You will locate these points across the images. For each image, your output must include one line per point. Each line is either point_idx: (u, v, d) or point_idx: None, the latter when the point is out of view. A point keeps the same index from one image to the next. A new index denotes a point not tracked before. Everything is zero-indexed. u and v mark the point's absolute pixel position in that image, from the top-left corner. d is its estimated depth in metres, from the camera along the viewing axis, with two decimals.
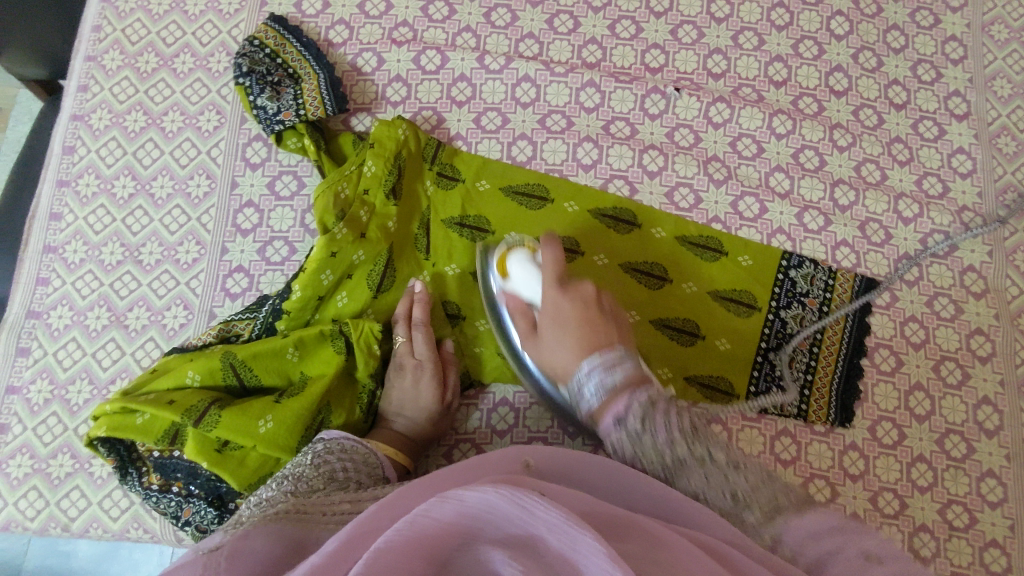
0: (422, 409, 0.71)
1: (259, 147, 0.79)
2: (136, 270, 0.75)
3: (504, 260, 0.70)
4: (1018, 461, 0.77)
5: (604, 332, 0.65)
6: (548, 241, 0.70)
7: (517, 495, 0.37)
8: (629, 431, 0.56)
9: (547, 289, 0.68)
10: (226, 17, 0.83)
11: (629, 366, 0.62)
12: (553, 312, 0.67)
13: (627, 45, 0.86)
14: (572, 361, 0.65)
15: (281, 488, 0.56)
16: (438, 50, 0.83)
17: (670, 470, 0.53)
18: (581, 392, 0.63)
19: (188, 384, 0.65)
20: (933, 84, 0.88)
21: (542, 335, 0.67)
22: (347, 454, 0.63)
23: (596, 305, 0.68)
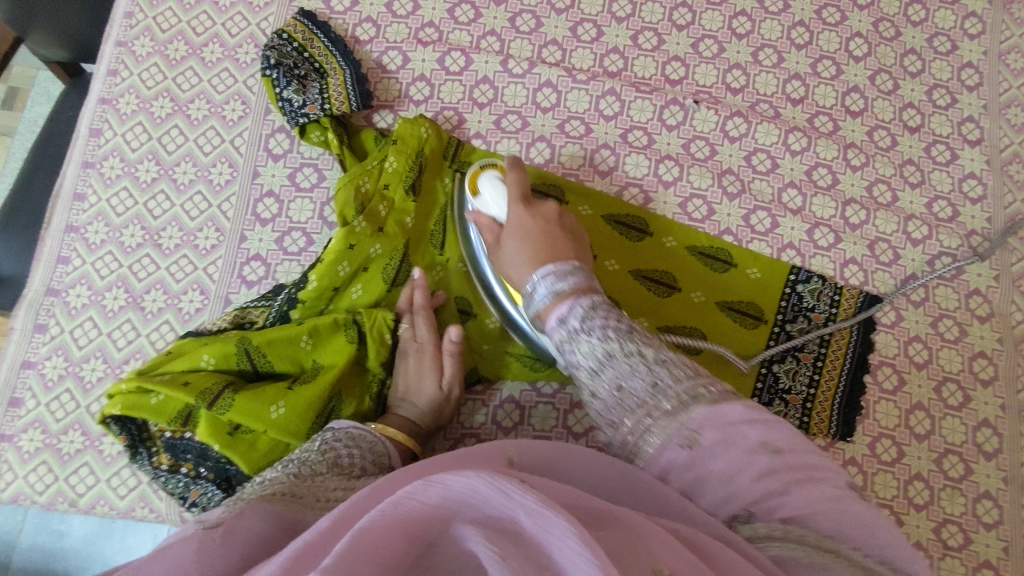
0: (421, 397, 0.71)
1: (282, 138, 0.80)
2: (155, 253, 0.76)
3: (475, 178, 0.72)
4: (1015, 484, 0.78)
5: (560, 248, 0.66)
6: (516, 164, 0.71)
7: (498, 481, 0.35)
8: (569, 329, 0.57)
9: (511, 204, 0.69)
10: (256, 10, 0.84)
11: (581, 276, 0.61)
12: (513, 224, 0.68)
13: (648, 56, 0.87)
14: (524, 269, 0.65)
15: (285, 471, 0.57)
16: (463, 52, 0.84)
17: (597, 364, 0.55)
18: (531, 295, 0.62)
19: (203, 367, 0.66)
20: (947, 109, 0.89)
21: (504, 243, 0.68)
22: (355, 441, 0.64)
23: (557, 224, 0.69)
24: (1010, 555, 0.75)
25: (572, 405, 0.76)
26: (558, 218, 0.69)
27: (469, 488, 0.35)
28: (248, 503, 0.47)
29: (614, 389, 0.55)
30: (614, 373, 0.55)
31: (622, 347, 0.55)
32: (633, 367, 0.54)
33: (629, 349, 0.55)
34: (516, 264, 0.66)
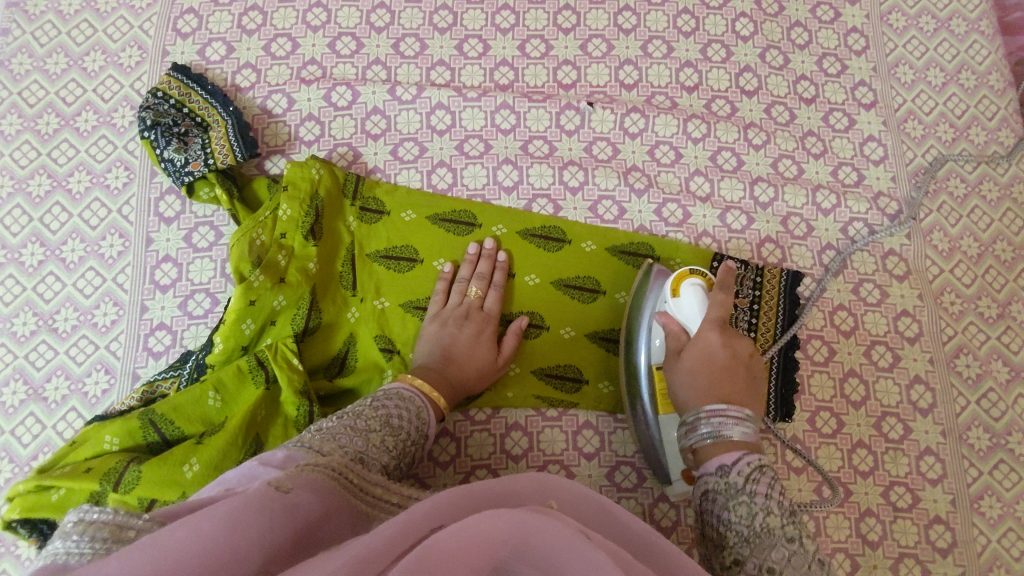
0: (461, 350, 0.71)
1: (173, 200, 0.77)
2: (51, 338, 0.73)
3: (680, 279, 0.69)
4: (953, 436, 0.79)
5: (735, 388, 0.63)
6: (724, 284, 0.69)
7: (563, 530, 0.36)
8: (727, 483, 0.56)
9: (705, 325, 0.66)
10: (128, 70, 0.82)
11: (748, 430, 0.60)
12: (698, 343, 0.66)
13: (538, 64, 0.87)
14: (694, 400, 0.63)
15: (340, 421, 0.58)
16: (348, 85, 0.83)
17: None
18: (693, 428, 0.62)
19: (107, 449, 0.63)
20: (839, 76, 0.91)
21: (682, 358, 0.66)
22: (404, 403, 0.63)
23: (741, 364, 0.65)
24: (958, 507, 0.76)
25: (508, 428, 0.75)
26: (749, 360, 0.66)
27: (544, 529, 0.36)
28: (300, 469, 0.47)
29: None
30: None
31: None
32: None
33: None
34: (689, 394, 0.64)
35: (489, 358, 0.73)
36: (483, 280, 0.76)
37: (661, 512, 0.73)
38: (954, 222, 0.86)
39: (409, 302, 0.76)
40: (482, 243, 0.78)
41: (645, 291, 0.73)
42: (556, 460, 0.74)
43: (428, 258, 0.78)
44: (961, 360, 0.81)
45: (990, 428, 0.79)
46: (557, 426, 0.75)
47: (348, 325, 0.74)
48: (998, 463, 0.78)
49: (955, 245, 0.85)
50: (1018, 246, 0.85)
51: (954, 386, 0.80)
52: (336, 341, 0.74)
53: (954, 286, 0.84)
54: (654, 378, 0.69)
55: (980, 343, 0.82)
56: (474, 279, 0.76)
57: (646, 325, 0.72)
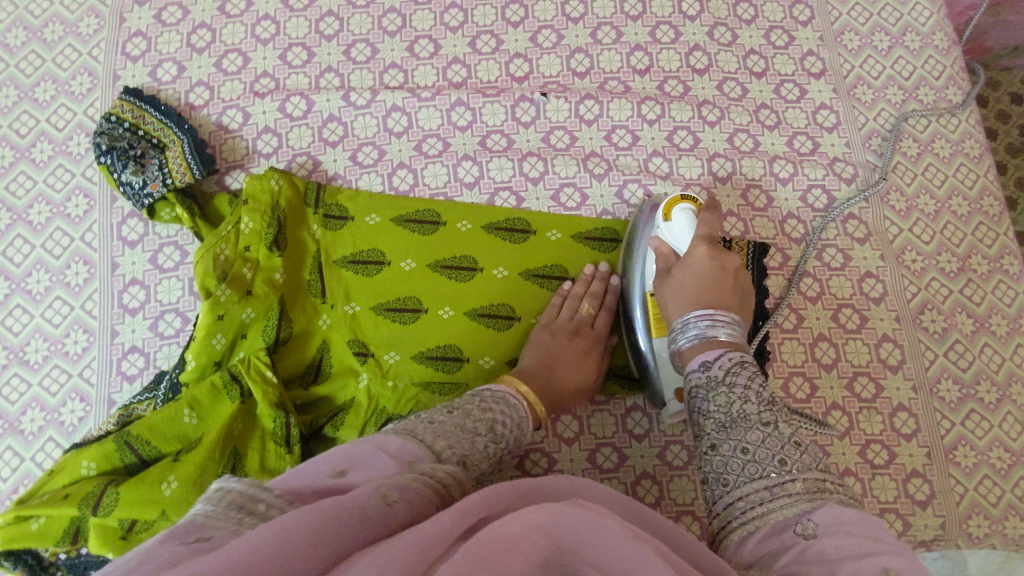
0: (564, 360, 0.72)
1: (135, 223, 0.77)
2: (23, 371, 0.74)
3: (669, 206, 0.72)
4: (924, 390, 0.80)
5: (723, 291, 0.63)
6: (713, 207, 0.70)
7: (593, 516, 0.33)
8: (711, 377, 0.56)
9: (694, 241, 0.67)
10: (80, 98, 0.82)
11: (736, 330, 0.60)
12: (688, 259, 0.66)
13: (489, 59, 0.88)
14: (684, 305, 0.63)
15: (450, 416, 0.57)
16: (302, 95, 0.83)
17: (731, 424, 0.52)
18: (677, 333, 0.62)
19: (85, 474, 0.63)
20: (787, 48, 0.92)
21: (674, 273, 0.66)
22: (509, 408, 0.62)
23: (730, 275, 0.65)
24: (934, 459, 0.78)
25: None
26: (737, 272, 0.66)
27: (594, 529, 0.33)
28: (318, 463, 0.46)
29: (738, 454, 0.51)
30: (735, 440, 0.52)
31: (760, 415, 0.52)
32: (768, 440, 0.51)
33: (767, 419, 0.52)
34: (678, 300, 0.64)
35: (593, 374, 0.74)
36: (595, 298, 0.76)
37: (643, 490, 0.74)
38: (910, 182, 0.87)
39: (380, 305, 0.76)
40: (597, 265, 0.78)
41: (639, 229, 0.75)
42: (538, 448, 0.75)
43: (396, 260, 0.77)
44: (926, 315, 0.83)
45: (959, 379, 0.81)
46: None
47: (320, 333, 0.75)
48: (969, 413, 0.80)
49: (912, 204, 0.86)
50: (973, 200, 0.87)
51: (921, 341, 0.82)
52: (310, 350, 0.74)
53: (914, 244, 0.85)
54: (647, 302, 0.72)
55: (944, 298, 0.83)
56: None
57: (642, 259, 0.74)
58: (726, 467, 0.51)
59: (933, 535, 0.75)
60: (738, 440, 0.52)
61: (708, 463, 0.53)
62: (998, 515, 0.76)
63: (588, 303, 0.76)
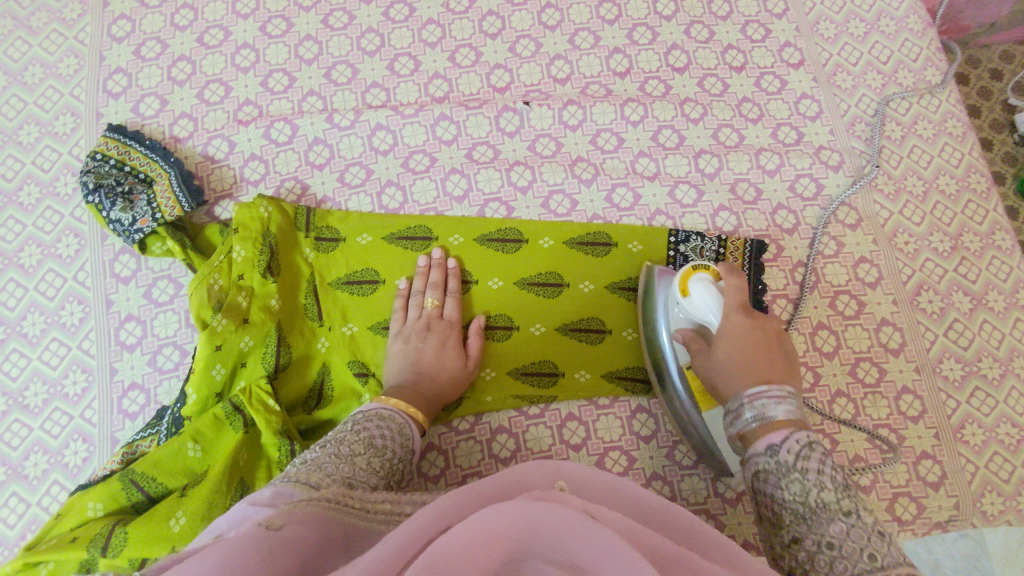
0: (428, 362, 0.71)
1: (127, 259, 0.77)
2: (24, 416, 0.73)
3: (686, 278, 0.66)
4: (927, 371, 0.80)
5: (775, 369, 0.59)
6: (731, 272, 0.66)
7: (573, 516, 0.34)
8: (779, 463, 0.52)
9: (727, 313, 0.62)
10: (64, 138, 0.82)
11: (794, 407, 0.55)
12: (724, 328, 0.62)
13: (470, 72, 0.88)
14: (736, 381, 0.59)
15: (325, 450, 0.56)
16: (286, 120, 0.83)
17: (809, 515, 0.48)
18: (733, 418, 0.58)
19: (92, 515, 0.63)
20: (764, 41, 0.93)
21: (715, 351, 0.61)
22: (385, 422, 0.62)
23: (771, 345, 0.61)
24: (942, 439, 0.78)
25: (493, 432, 0.76)
26: (776, 335, 0.63)
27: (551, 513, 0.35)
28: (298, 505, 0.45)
29: (826, 532, 0.47)
30: (816, 532, 0.48)
31: (838, 501, 0.48)
32: (851, 531, 0.46)
33: (847, 507, 0.48)
34: (728, 377, 0.59)
35: (458, 363, 0.73)
36: (437, 289, 0.76)
37: (655, 491, 0.73)
38: (897, 164, 0.88)
39: (378, 323, 0.77)
40: (430, 254, 0.79)
41: (653, 293, 0.72)
42: (545, 456, 0.75)
43: (390, 278, 0.78)
44: (923, 296, 0.83)
45: (961, 358, 0.81)
46: (541, 423, 0.76)
47: (318, 356, 0.75)
48: (974, 391, 0.80)
49: (900, 187, 0.87)
50: (960, 178, 0.87)
51: (920, 322, 0.82)
52: (309, 376, 0.74)
53: (905, 226, 0.85)
54: (687, 381, 0.67)
55: (939, 279, 0.83)
56: (429, 289, 0.76)
57: (664, 319, 0.69)
58: (808, 559, 0.47)
59: (948, 515, 0.75)
60: (820, 532, 0.47)
61: (795, 534, 0.49)
62: (1011, 492, 0.76)
63: (435, 296, 0.76)
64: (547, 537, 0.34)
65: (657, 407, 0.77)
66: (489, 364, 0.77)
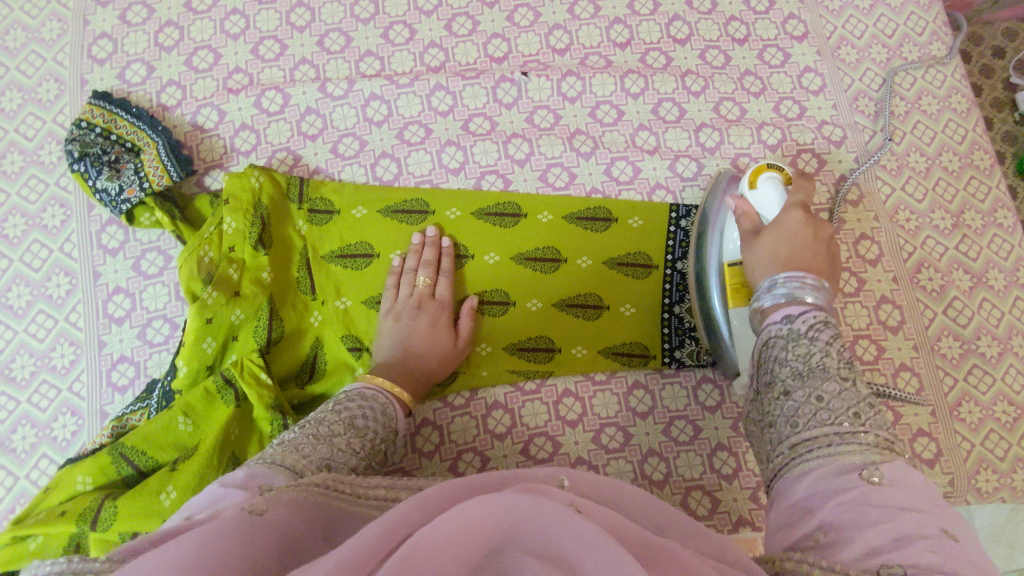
0: (419, 341, 0.70)
1: (114, 230, 0.76)
2: (10, 388, 0.72)
3: (756, 172, 0.69)
4: (926, 348, 0.80)
5: (821, 265, 0.57)
6: (804, 177, 0.67)
7: (557, 507, 0.33)
8: (791, 329, 0.52)
9: (788, 207, 0.62)
10: (48, 105, 0.80)
11: (825, 295, 0.54)
12: (780, 222, 0.62)
13: (467, 41, 0.86)
14: (771, 265, 0.58)
15: (303, 431, 0.55)
16: (277, 89, 0.81)
17: (806, 372, 0.49)
18: (762, 293, 0.56)
19: (80, 489, 0.62)
20: (768, 12, 0.91)
21: (761, 239, 0.61)
22: (367, 402, 0.60)
23: (823, 243, 0.59)
24: (939, 417, 0.77)
25: (489, 408, 0.75)
26: (833, 244, 0.60)
27: (533, 508, 0.34)
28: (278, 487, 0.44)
29: (811, 401, 0.48)
30: (827, 452, 0.45)
31: (838, 368, 0.49)
32: (844, 392, 0.48)
33: (845, 374, 0.49)
34: (764, 255, 0.59)
35: (449, 343, 0.72)
36: (430, 267, 0.75)
37: (650, 467, 0.73)
38: (900, 140, 0.86)
39: (372, 298, 0.75)
40: (425, 232, 0.77)
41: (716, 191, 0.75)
42: (541, 432, 0.74)
43: (384, 252, 0.77)
44: (924, 274, 0.82)
45: (960, 336, 0.80)
46: (537, 399, 0.75)
47: (311, 330, 0.74)
48: (972, 368, 0.79)
49: (903, 162, 0.86)
50: (963, 154, 0.86)
51: (920, 300, 0.81)
52: (303, 351, 0.73)
53: (907, 203, 0.84)
54: (724, 275, 0.69)
55: (940, 256, 0.83)
56: (421, 268, 0.75)
57: (720, 227, 0.72)
58: (814, 468, 0.45)
59: (942, 492, 0.75)
60: (812, 387, 0.49)
61: (777, 407, 0.50)
62: (1005, 469, 0.76)
63: (425, 274, 0.74)
64: (533, 531, 0.33)
65: (654, 384, 0.76)
66: (485, 340, 0.76)
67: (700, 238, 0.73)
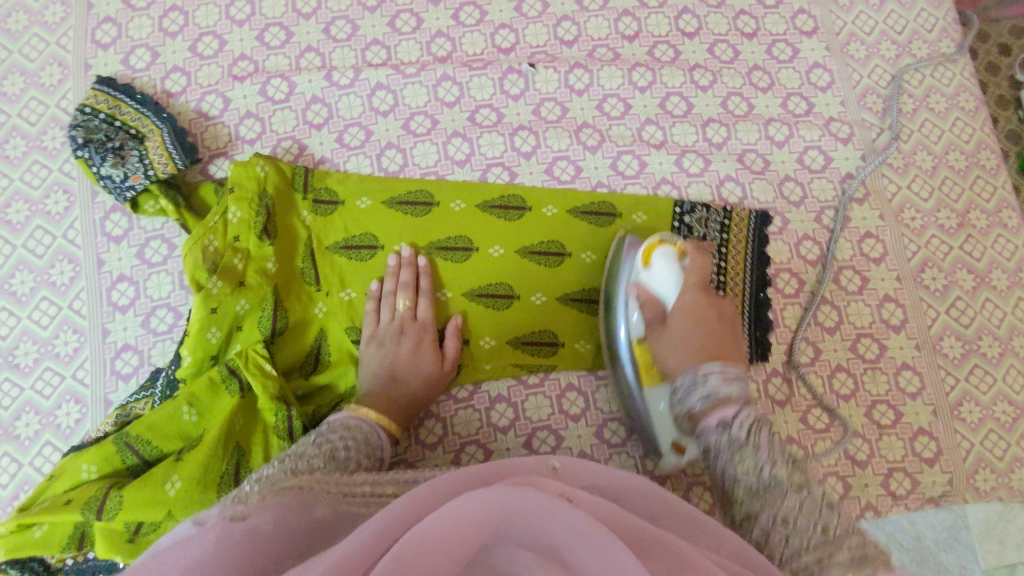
0: (402, 366, 0.70)
1: (118, 218, 0.75)
2: (14, 375, 0.72)
3: (649, 251, 0.70)
4: (928, 348, 0.80)
5: (727, 347, 0.62)
6: (695, 251, 0.70)
7: (546, 501, 0.37)
8: (732, 437, 0.53)
9: (685, 289, 0.67)
10: (51, 90, 0.79)
11: (739, 386, 0.56)
12: (679, 309, 0.65)
13: (474, 31, 0.85)
14: (687, 363, 0.60)
15: (282, 466, 0.54)
16: (283, 77, 0.80)
17: (762, 489, 0.50)
18: (687, 391, 0.57)
19: (86, 478, 0.62)
20: (778, 7, 0.90)
21: (671, 325, 0.64)
22: (349, 432, 0.61)
23: (722, 322, 0.65)
24: (939, 416, 0.78)
25: (492, 401, 0.75)
26: (727, 317, 0.67)
27: (523, 503, 0.37)
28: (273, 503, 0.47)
29: (756, 474, 0.51)
30: (770, 509, 0.49)
31: (790, 476, 0.50)
32: (805, 504, 0.48)
33: (798, 480, 0.50)
34: (680, 360, 0.61)
35: (433, 365, 0.72)
36: (409, 289, 0.74)
37: (652, 463, 0.73)
38: (907, 138, 0.86)
39: None
40: (400, 252, 0.76)
41: (619, 265, 0.72)
42: (544, 426, 0.74)
43: (389, 243, 0.76)
44: (927, 273, 0.82)
45: (962, 336, 0.81)
46: (540, 393, 0.76)
47: (315, 321, 0.74)
48: (972, 368, 0.80)
49: (910, 161, 0.85)
50: (970, 154, 0.86)
51: (923, 299, 0.81)
52: (308, 341, 0.73)
53: (913, 202, 0.84)
54: (634, 353, 0.68)
55: (944, 256, 0.83)
56: (400, 291, 0.74)
57: (622, 301, 0.70)
58: (765, 536, 0.49)
59: (941, 491, 0.76)
60: (774, 508, 0.49)
61: (730, 483, 0.52)
62: (1003, 469, 0.77)
63: (403, 296, 0.73)
64: (521, 524, 0.37)
65: None
66: (489, 334, 0.76)
67: (608, 302, 0.72)
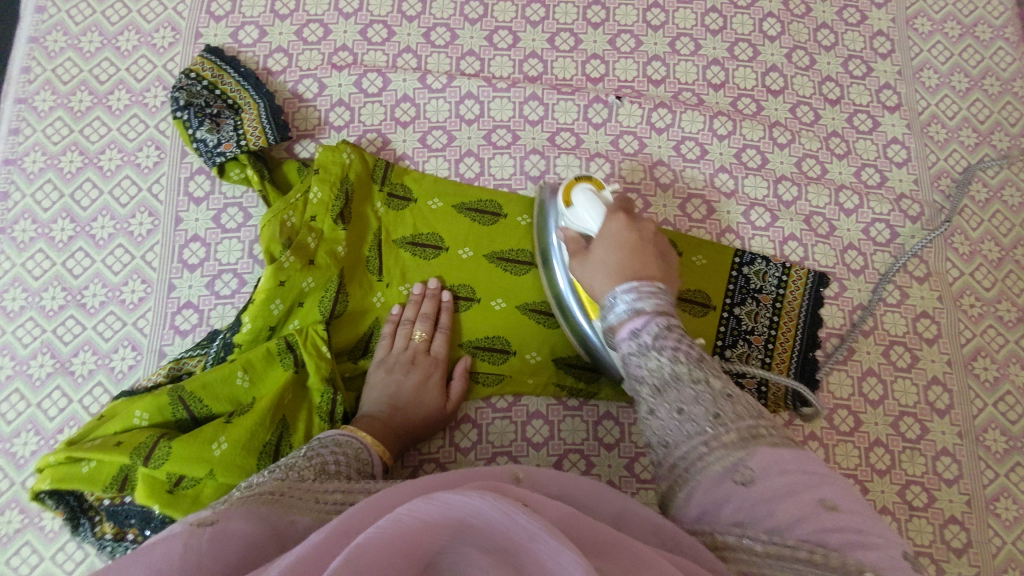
0: (406, 397, 0.71)
1: (202, 180, 0.78)
2: (79, 313, 0.74)
3: (569, 190, 0.71)
4: (970, 438, 0.79)
5: (649, 259, 0.61)
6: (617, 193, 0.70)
7: (500, 502, 0.34)
8: (638, 341, 0.54)
9: (608, 216, 0.66)
10: (161, 51, 0.83)
11: (663, 300, 0.56)
12: (604, 234, 0.65)
13: (567, 57, 0.88)
14: (608, 282, 0.60)
15: (272, 475, 0.52)
16: (379, 72, 0.83)
17: (663, 385, 0.51)
18: (609, 311, 0.58)
19: (137, 423, 0.64)
20: (864, 78, 0.91)
21: (593, 250, 0.64)
22: (341, 448, 0.62)
23: (648, 242, 0.64)
24: (973, 508, 0.77)
25: (529, 416, 0.76)
26: (655, 239, 0.66)
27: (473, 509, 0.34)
28: (234, 503, 0.44)
29: (675, 415, 0.50)
30: (670, 401, 0.50)
31: (690, 371, 0.51)
32: (701, 396, 0.49)
33: (697, 376, 0.50)
34: (602, 273, 0.62)
35: (438, 402, 0.72)
36: (428, 321, 0.74)
37: None
38: (976, 226, 0.86)
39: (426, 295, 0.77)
40: (426, 283, 0.76)
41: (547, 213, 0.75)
42: (576, 450, 0.75)
43: (454, 246, 0.77)
44: (979, 362, 0.82)
45: (1007, 432, 0.80)
46: (578, 416, 0.76)
47: (373, 309, 0.76)
48: (1013, 466, 0.78)
49: (976, 249, 0.85)
50: None
51: (971, 388, 0.81)
52: (362, 328, 0.75)
53: (973, 289, 0.84)
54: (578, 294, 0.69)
55: (998, 347, 0.82)
56: (419, 320, 0.74)
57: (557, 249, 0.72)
58: (664, 427, 0.50)
59: None
60: (671, 399, 0.50)
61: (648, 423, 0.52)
62: None
63: (419, 328, 0.74)
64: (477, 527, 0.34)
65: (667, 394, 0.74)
66: (536, 349, 0.76)
67: (546, 246, 0.74)
